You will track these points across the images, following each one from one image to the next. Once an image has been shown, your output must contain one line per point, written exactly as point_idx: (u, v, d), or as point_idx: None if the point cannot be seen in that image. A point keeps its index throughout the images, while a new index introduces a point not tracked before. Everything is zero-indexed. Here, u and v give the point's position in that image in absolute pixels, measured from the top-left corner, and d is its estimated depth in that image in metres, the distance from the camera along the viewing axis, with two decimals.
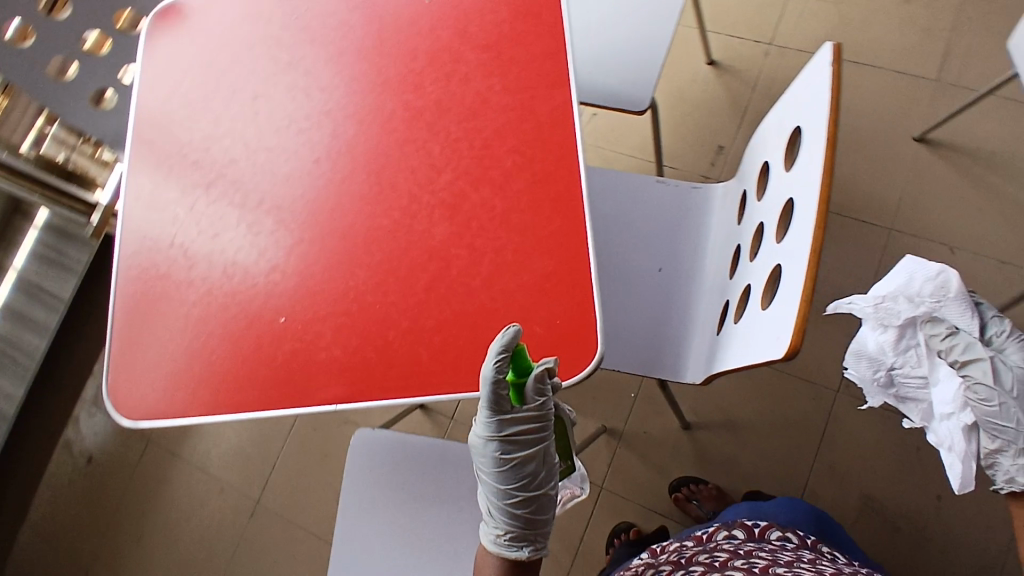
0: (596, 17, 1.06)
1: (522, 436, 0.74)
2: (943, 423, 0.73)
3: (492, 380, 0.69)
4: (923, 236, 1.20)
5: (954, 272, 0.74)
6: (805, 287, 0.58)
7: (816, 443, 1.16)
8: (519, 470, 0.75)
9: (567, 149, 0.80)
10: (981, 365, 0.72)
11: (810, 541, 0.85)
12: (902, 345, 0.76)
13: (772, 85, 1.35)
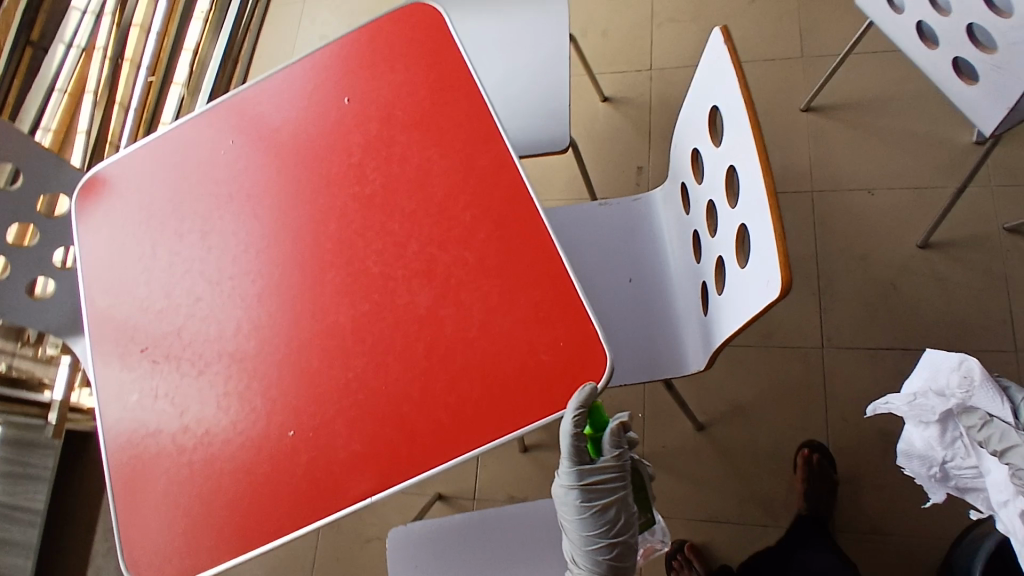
0: (498, 80, 1.14)
1: (601, 485, 0.78)
2: (1004, 510, 0.74)
3: (572, 434, 0.75)
4: (844, 188, 1.31)
5: (974, 360, 0.79)
6: (774, 225, 0.63)
7: (824, 402, 1.20)
8: (600, 518, 0.78)
9: (517, 188, 0.84)
10: (1019, 452, 0.74)
11: None
12: (948, 438, 0.82)
13: (666, 102, 1.47)
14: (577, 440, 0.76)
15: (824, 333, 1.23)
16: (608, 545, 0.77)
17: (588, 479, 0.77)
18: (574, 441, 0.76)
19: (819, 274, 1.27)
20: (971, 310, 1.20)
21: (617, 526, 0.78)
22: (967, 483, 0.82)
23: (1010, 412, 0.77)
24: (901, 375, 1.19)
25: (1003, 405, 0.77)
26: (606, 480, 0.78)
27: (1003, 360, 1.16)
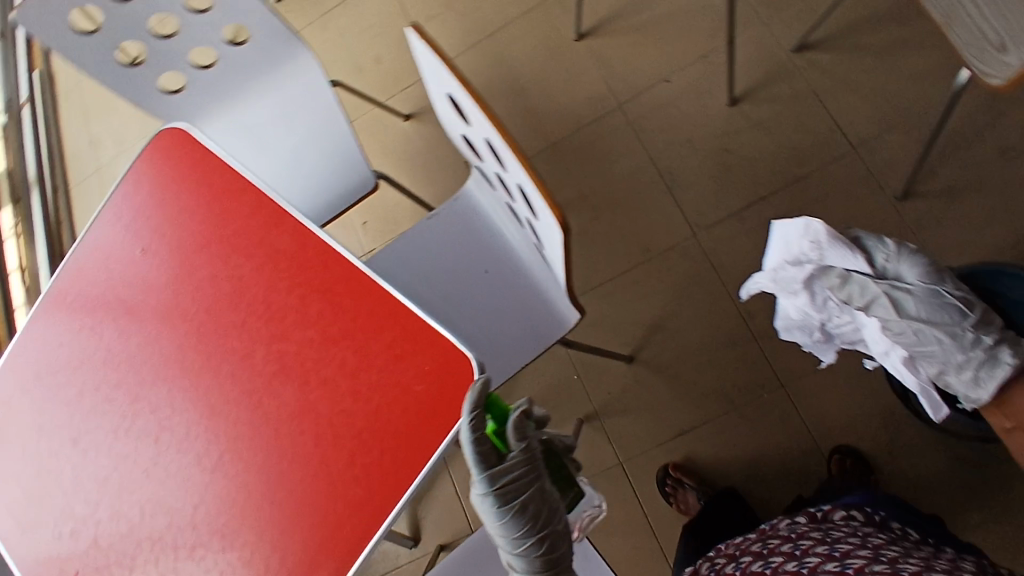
0: (282, 161, 1.15)
1: (516, 483, 0.70)
2: (886, 358, 0.79)
3: (472, 437, 0.71)
4: (644, 89, 1.36)
5: (816, 222, 0.77)
6: (536, 183, 0.68)
7: (720, 280, 1.25)
8: (524, 519, 0.70)
9: (324, 250, 0.85)
10: (880, 303, 0.76)
11: (878, 516, 0.84)
12: (819, 302, 0.83)
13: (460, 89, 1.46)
14: (477, 439, 0.71)
15: (690, 221, 1.29)
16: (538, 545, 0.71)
17: (501, 479, 0.70)
18: (475, 440, 0.71)
19: (661, 174, 1.32)
20: (799, 136, 1.25)
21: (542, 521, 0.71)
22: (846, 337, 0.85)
23: (865, 263, 0.77)
24: (769, 222, 1.24)
25: (858, 259, 0.77)
26: (519, 475, 0.71)
27: (845, 165, 1.22)
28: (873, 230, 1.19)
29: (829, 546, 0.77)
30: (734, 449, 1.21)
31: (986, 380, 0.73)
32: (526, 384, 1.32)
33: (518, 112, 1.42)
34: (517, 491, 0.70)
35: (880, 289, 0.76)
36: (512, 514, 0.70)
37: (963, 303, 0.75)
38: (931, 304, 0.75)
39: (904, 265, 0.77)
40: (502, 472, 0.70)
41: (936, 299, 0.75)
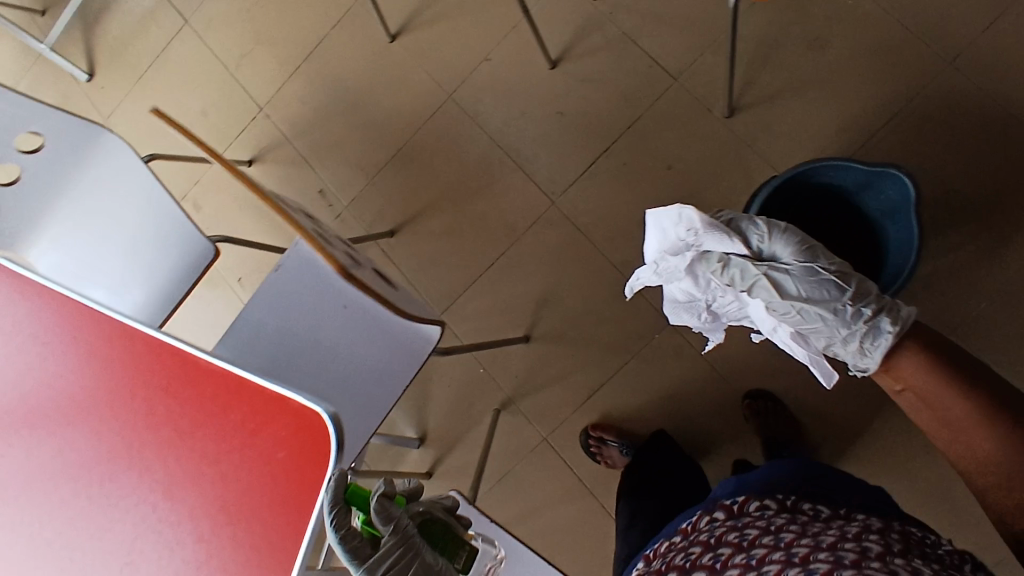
0: (114, 268, 1.12)
1: (393, 568, 0.69)
2: (776, 334, 0.82)
3: (339, 535, 0.71)
4: (468, 74, 1.35)
5: (688, 210, 0.79)
6: None
7: (588, 240, 1.27)
8: None
9: (159, 346, 0.86)
10: (761, 285, 0.79)
11: (787, 499, 0.77)
12: (705, 285, 0.85)
13: (294, 123, 1.45)
14: (343, 537, 0.71)
15: (545, 190, 1.30)
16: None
17: (377, 569, 0.69)
18: (342, 538, 0.71)
19: (506, 153, 1.32)
20: (623, 80, 1.26)
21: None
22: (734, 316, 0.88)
23: (742, 246, 0.80)
24: (617, 171, 1.26)
25: (734, 244, 0.79)
26: (394, 559, 0.69)
27: (672, 97, 1.24)
28: (712, 153, 1.22)
29: (748, 553, 0.68)
30: (643, 395, 1.24)
31: (870, 350, 0.76)
32: (438, 389, 1.34)
33: (356, 129, 1.41)
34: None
35: (759, 271, 0.79)
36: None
37: (839, 278, 0.78)
38: (810, 280, 0.78)
39: (778, 245, 0.80)
40: (376, 562, 0.69)
41: (812, 275, 0.78)
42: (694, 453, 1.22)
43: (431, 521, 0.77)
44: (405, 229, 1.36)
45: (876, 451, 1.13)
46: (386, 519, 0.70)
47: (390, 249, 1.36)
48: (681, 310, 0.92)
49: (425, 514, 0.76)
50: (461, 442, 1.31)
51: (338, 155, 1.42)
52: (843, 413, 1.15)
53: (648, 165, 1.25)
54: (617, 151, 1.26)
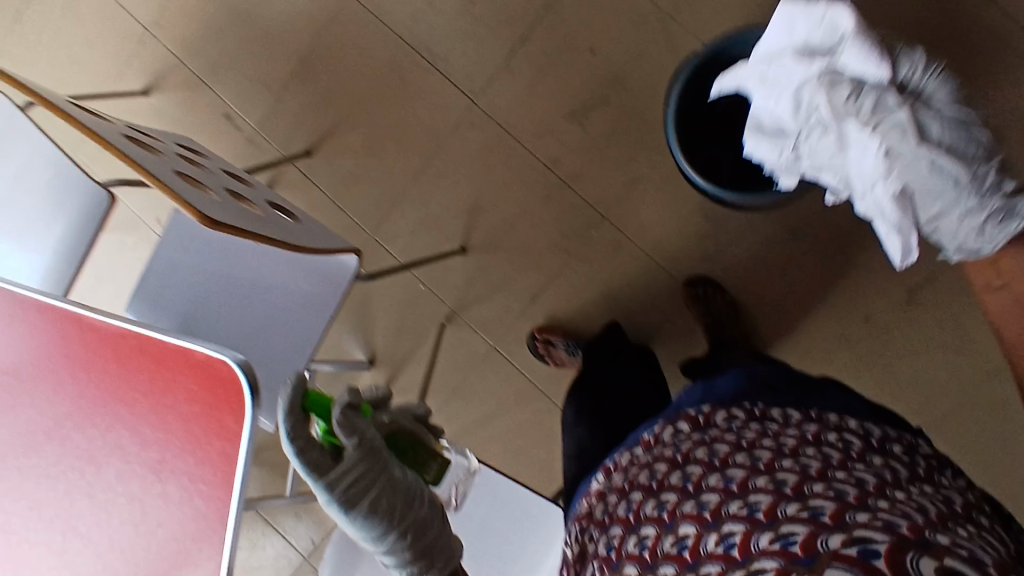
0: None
1: (360, 480, 0.63)
2: (872, 189, 0.63)
3: (295, 442, 0.63)
4: None
5: (840, 10, 0.60)
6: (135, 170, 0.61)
7: (515, 139, 1.20)
8: (379, 513, 0.64)
9: (50, 310, 0.80)
10: (891, 122, 0.59)
11: (758, 407, 0.67)
12: (802, 110, 0.68)
13: (185, 42, 1.32)
14: (300, 446, 0.63)
15: (464, 89, 1.21)
16: (404, 533, 0.65)
17: (342, 478, 0.63)
18: (298, 448, 0.63)
19: (417, 51, 1.22)
20: None
21: (402, 509, 0.65)
22: (814, 170, 0.72)
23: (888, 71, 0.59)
24: (538, 60, 1.17)
25: (881, 64, 0.59)
26: (361, 471, 0.63)
27: None
28: (636, 31, 1.14)
29: (722, 473, 0.57)
30: (586, 294, 1.21)
31: (1000, 229, 0.55)
32: (381, 310, 1.29)
33: (255, 42, 1.28)
34: (365, 486, 0.63)
35: (900, 104, 0.59)
36: (368, 509, 0.63)
37: (987, 143, 0.58)
38: (953, 132, 0.58)
39: (931, 83, 0.59)
40: (341, 471, 0.63)
41: (958, 128, 0.58)
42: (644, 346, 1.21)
43: (402, 435, 0.71)
44: (322, 148, 1.27)
45: (819, 321, 1.15)
46: (351, 433, 0.63)
47: (309, 170, 1.27)
48: (760, 142, 0.76)
49: (391, 425, 0.70)
50: (409, 361, 1.28)
51: (239, 73, 1.30)
52: (786, 289, 1.15)
53: (570, 50, 1.16)
54: (536, 38, 1.17)
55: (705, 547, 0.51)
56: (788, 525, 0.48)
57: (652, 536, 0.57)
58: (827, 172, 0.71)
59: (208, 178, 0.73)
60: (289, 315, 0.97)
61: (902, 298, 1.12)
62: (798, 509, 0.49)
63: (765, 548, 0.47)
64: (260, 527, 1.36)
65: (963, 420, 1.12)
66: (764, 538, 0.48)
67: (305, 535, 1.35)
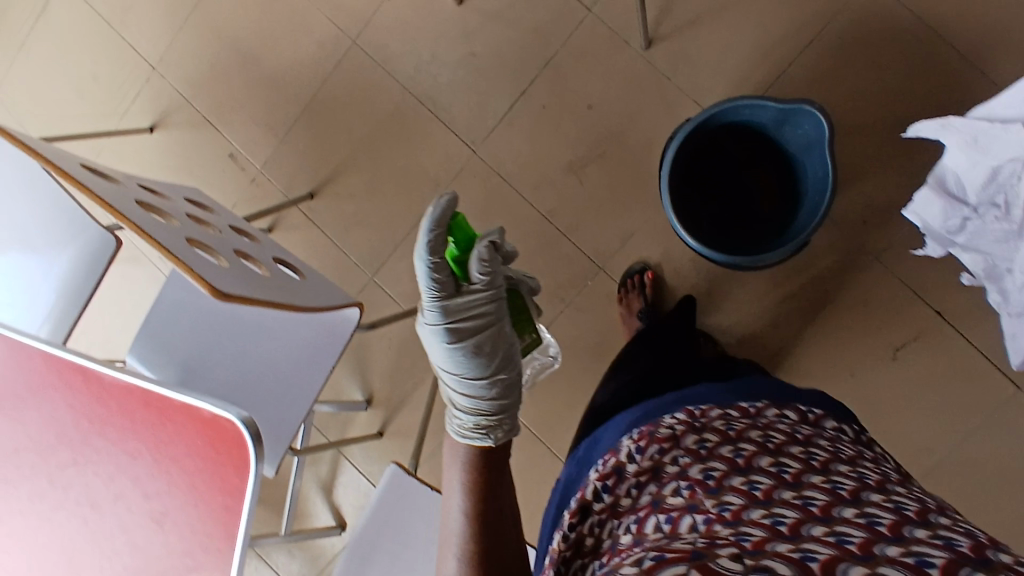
0: (13, 290, 1.04)
1: (474, 318, 0.69)
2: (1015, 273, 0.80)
3: (428, 258, 0.68)
4: (370, 16, 1.25)
5: None
6: (157, 247, 0.61)
7: (514, 189, 1.23)
8: (478, 356, 0.70)
9: (54, 360, 0.81)
10: None
11: (861, 438, 0.70)
12: (985, 195, 0.78)
13: (190, 81, 1.33)
14: (437, 264, 0.68)
15: (465, 139, 1.24)
16: (490, 382, 0.70)
17: (461, 309, 0.69)
18: (432, 267, 0.68)
19: (421, 101, 1.25)
20: (535, 14, 1.20)
21: (499, 358, 0.70)
22: (965, 246, 0.85)
23: None
24: (537, 114, 1.21)
25: None
26: (479, 310, 0.69)
27: (586, 30, 1.18)
28: (632, 88, 1.18)
29: (852, 470, 0.57)
30: (579, 340, 1.23)
31: None
32: (379, 352, 1.31)
33: (258, 84, 1.30)
34: (477, 323, 0.69)
35: None
36: (470, 345, 0.69)
37: None
38: None
39: None
40: (462, 303, 0.69)
41: None
42: None
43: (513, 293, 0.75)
44: (325, 191, 1.29)
45: (803, 373, 1.18)
46: (488, 272, 0.68)
47: (312, 212, 1.30)
48: (933, 198, 0.85)
49: (513, 282, 0.74)
50: (406, 402, 1.30)
51: (241, 114, 1.31)
52: (773, 340, 1.18)
53: (570, 105, 1.20)
54: (536, 92, 1.21)
55: (841, 513, 0.47)
56: (947, 531, 0.44)
57: (768, 485, 0.53)
58: (973, 254, 0.85)
59: (219, 242, 0.74)
60: (283, 365, 0.99)
61: (888, 353, 1.16)
62: (950, 521, 0.47)
63: (921, 537, 0.43)
64: (254, 562, 1.37)
65: (947, 473, 1.15)
66: (919, 531, 0.44)
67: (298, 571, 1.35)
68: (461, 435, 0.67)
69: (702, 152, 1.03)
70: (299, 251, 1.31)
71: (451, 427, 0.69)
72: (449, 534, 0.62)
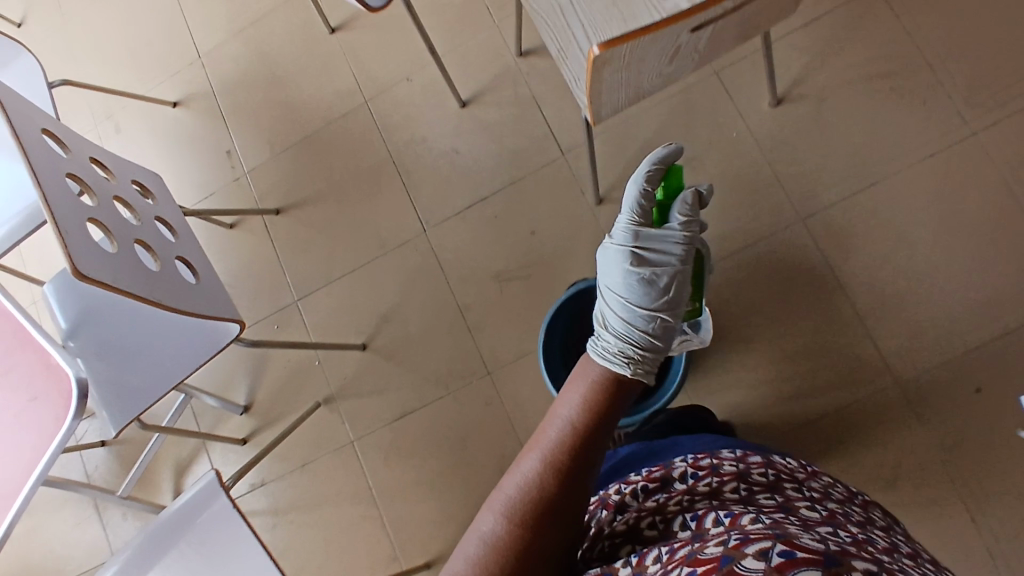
0: None
1: (660, 256, 0.83)
2: None
3: (643, 188, 0.85)
4: (388, 86, 1.41)
5: None
6: (53, 224, 0.75)
7: (443, 273, 1.32)
8: (650, 289, 0.82)
9: None
10: None
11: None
12: None
13: (223, 79, 1.50)
14: (646, 195, 0.84)
15: (420, 217, 1.35)
16: (651, 318, 0.81)
17: (648, 241, 0.84)
18: (641, 195, 0.85)
19: (398, 171, 1.38)
20: (518, 139, 1.33)
21: (667, 297, 0.81)
22: None
23: None
24: (488, 219, 1.32)
25: None
26: (668, 249, 0.83)
27: (553, 168, 1.30)
28: (574, 231, 1.27)
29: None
30: (444, 429, 1.26)
31: None
32: (275, 366, 1.37)
33: (275, 105, 1.46)
34: (661, 259, 0.83)
35: None
36: (646, 277, 0.82)
37: None
38: None
39: None
40: (656, 235, 0.84)
41: None
42: (474, 500, 1.22)
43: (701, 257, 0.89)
44: (289, 212, 1.42)
45: None
46: (686, 218, 0.84)
47: (272, 225, 1.42)
48: None
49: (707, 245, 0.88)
50: (277, 421, 1.35)
51: (251, 122, 1.47)
52: None
53: (519, 223, 1.30)
54: (495, 204, 1.32)
55: None
56: None
57: (907, 552, 0.58)
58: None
59: (127, 229, 0.88)
60: (150, 356, 1.07)
61: None
62: None
63: None
64: (88, 511, 1.40)
65: None
66: None
67: (121, 536, 1.37)
68: (604, 357, 0.75)
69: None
70: (248, 252, 1.42)
71: (598, 349, 0.77)
72: (544, 439, 0.66)
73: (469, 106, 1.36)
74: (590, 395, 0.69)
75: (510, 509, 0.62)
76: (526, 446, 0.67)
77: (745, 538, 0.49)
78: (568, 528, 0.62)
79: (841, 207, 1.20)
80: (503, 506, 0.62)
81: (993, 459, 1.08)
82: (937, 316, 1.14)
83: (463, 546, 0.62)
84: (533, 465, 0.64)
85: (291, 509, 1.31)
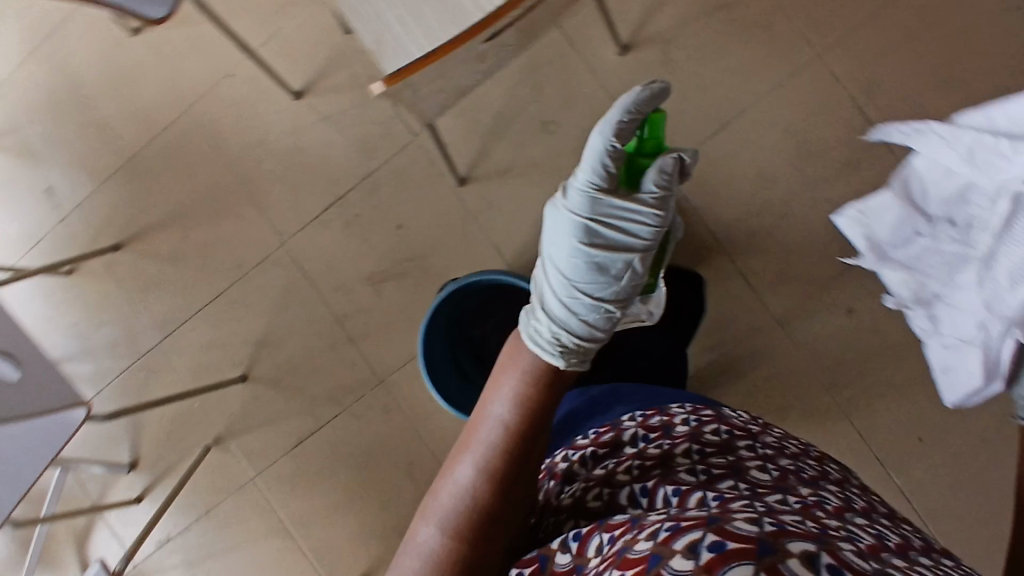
0: None
1: (621, 232, 0.75)
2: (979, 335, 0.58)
3: (610, 142, 0.73)
4: (211, 87, 1.26)
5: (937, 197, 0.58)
6: None
7: (313, 285, 1.24)
8: (601, 270, 0.75)
9: None
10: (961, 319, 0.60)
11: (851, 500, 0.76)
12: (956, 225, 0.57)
13: (22, 106, 1.31)
14: (612, 153, 0.73)
15: (275, 229, 1.24)
16: (596, 305, 0.76)
17: (604, 211, 0.75)
18: (608, 152, 0.73)
19: (241, 182, 1.26)
20: (366, 127, 1.22)
21: (617, 284, 0.75)
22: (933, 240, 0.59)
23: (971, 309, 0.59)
24: (349, 220, 1.23)
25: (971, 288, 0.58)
26: (631, 226, 0.75)
27: (408, 154, 1.21)
28: (440, 219, 1.21)
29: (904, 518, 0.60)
30: (346, 447, 1.22)
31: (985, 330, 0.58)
32: (156, 414, 1.28)
33: (88, 127, 1.29)
34: (620, 237, 0.75)
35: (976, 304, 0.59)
36: (597, 259, 0.75)
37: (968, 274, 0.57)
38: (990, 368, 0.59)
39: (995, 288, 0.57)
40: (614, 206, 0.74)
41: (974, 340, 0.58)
42: (388, 510, 1.21)
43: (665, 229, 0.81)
44: (131, 245, 1.28)
45: None
46: (659, 187, 0.74)
47: (114, 264, 1.28)
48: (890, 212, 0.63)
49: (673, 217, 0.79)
50: (170, 470, 1.27)
51: (64, 151, 1.29)
52: None
53: (382, 219, 1.22)
54: (354, 201, 1.22)
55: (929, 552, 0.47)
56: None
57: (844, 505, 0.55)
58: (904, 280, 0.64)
59: None
60: None
61: None
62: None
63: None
64: None
65: None
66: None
67: None
68: (536, 345, 0.72)
69: (494, 296, 1.09)
70: (96, 298, 1.29)
71: (530, 329, 0.74)
72: (480, 441, 0.66)
73: (305, 97, 1.23)
74: (525, 390, 0.69)
75: (447, 521, 0.62)
76: (461, 446, 0.67)
77: (677, 526, 0.42)
78: (506, 533, 0.62)
79: (702, 150, 1.18)
80: (443, 519, 0.62)
81: (866, 374, 1.14)
82: (805, 245, 1.16)
83: (404, 560, 0.62)
84: (469, 472, 0.64)
85: (206, 556, 1.25)
